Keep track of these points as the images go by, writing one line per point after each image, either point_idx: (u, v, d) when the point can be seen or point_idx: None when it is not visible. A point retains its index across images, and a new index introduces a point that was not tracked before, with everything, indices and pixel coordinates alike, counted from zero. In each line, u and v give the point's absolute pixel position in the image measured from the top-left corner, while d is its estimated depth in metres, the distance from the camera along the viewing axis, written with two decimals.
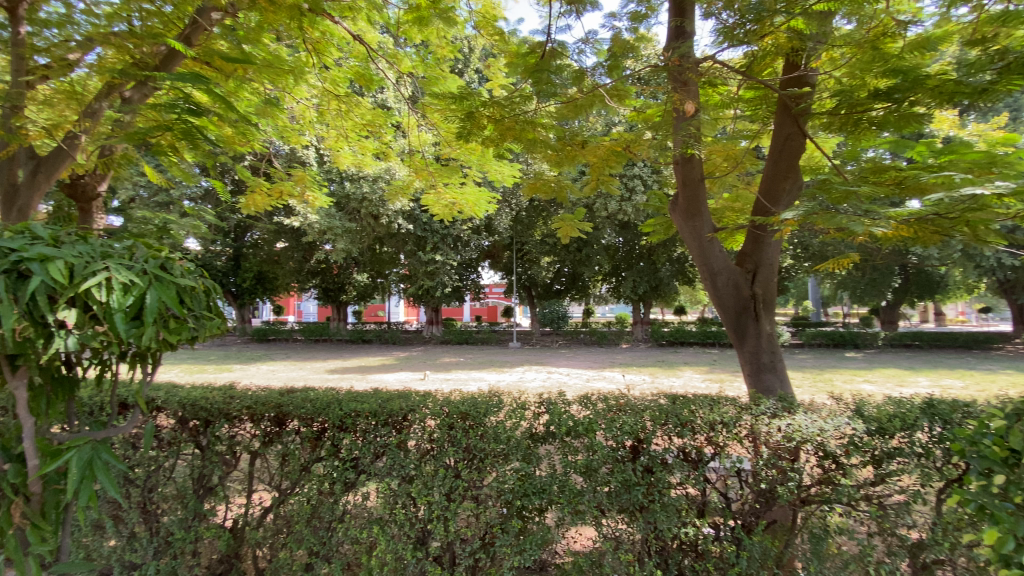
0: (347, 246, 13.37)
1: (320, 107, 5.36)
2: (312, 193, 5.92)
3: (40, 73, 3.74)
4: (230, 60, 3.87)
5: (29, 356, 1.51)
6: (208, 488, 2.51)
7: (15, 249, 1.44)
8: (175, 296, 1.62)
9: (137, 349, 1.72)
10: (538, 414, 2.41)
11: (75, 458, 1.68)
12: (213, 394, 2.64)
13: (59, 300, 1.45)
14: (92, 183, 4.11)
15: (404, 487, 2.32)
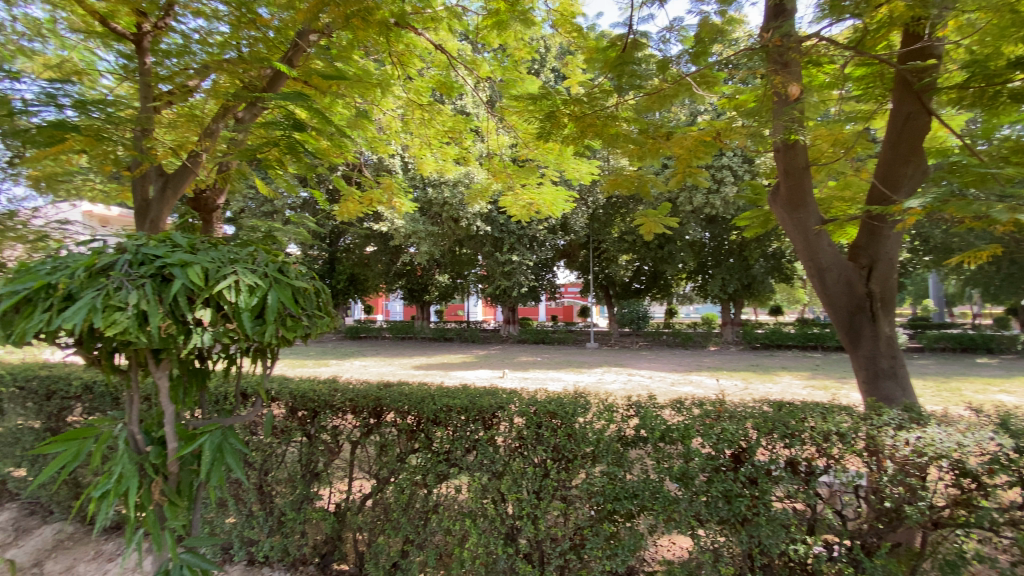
0: (429, 249, 13.94)
1: (405, 117, 5.61)
2: (398, 199, 6.20)
3: (168, 101, 4.25)
4: (325, 78, 4.20)
5: (171, 351, 1.69)
6: (314, 474, 2.69)
7: (160, 256, 1.63)
8: (291, 297, 1.78)
9: (259, 345, 1.89)
10: (628, 417, 2.33)
11: (209, 443, 1.88)
12: (319, 387, 2.84)
13: (197, 300, 1.61)
14: (213, 196, 4.59)
15: (493, 483, 2.36)
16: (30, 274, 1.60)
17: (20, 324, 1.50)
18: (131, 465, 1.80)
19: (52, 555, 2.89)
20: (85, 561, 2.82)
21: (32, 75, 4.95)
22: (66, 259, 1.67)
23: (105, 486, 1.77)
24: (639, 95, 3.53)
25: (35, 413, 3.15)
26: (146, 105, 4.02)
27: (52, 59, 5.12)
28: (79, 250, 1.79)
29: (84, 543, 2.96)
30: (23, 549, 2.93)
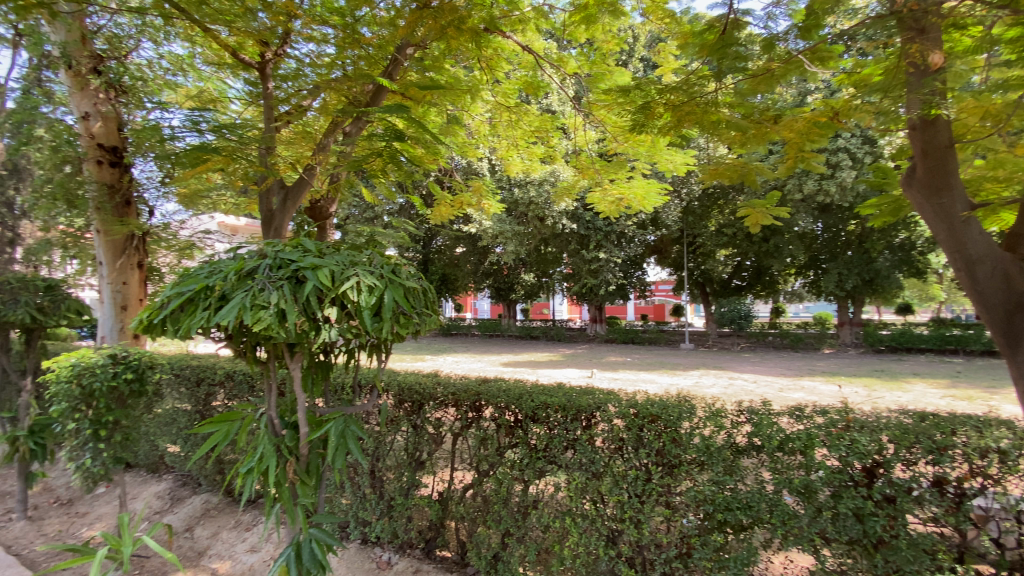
0: (516, 248, 14.12)
1: (493, 120, 5.74)
2: (487, 201, 6.35)
3: (286, 120, 4.71)
4: (421, 88, 4.43)
5: (303, 345, 1.87)
6: (419, 463, 2.84)
7: (294, 260, 1.82)
8: (404, 296, 1.91)
9: (374, 341, 2.04)
10: (739, 422, 2.18)
11: (334, 429, 2.07)
12: (423, 380, 3.00)
13: (325, 299, 1.77)
14: (326, 205, 5.15)
15: (593, 483, 2.34)
16: (192, 277, 1.85)
17: (186, 320, 1.74)
18: (271, 446, 2.02)
19: (201, 521, 3.33)
20: (227, 528, 3.21)
21: (178, 105, 5.72)
22: (219, 263, 1.91)
23: (250, 463, 1.99)
24: (742, 78, 3.30)
25: (186, 397, 3.66)
26: (270, 125, 4.49)
27: (191, 90, 5.89)
28: (227, 255, 2.04)
29: (226, 513, 3.38)
30: (180, 515, 3.41)
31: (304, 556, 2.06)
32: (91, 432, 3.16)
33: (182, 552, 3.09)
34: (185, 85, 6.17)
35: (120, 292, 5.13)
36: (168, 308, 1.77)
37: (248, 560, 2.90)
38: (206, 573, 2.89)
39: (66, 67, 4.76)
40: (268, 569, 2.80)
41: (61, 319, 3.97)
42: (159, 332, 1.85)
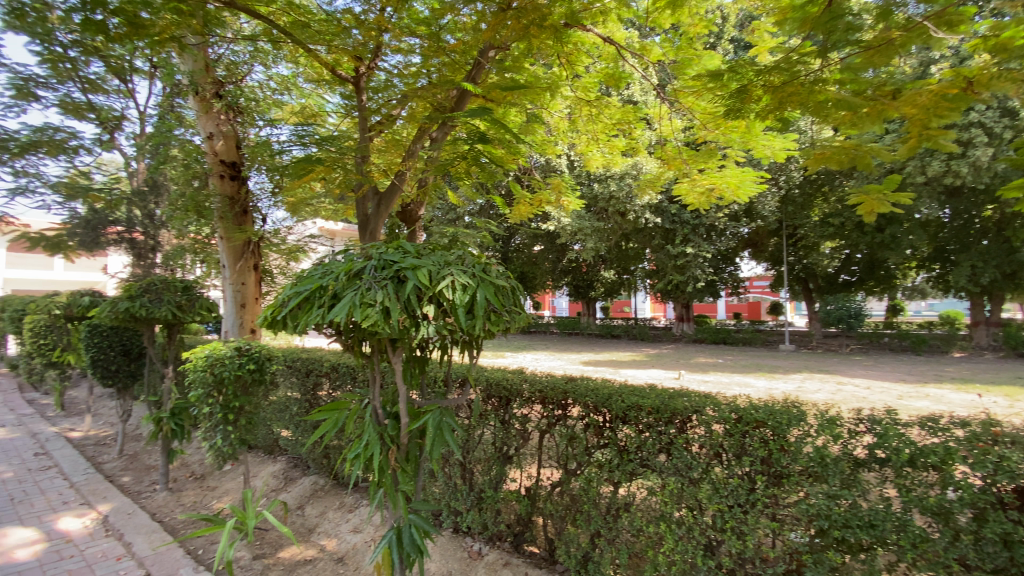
0: (595, 245, 13.91)
1: (572, 116, 5.69)
2: (566, 197, 6.30)
3: (378, 130, 5.01)
4: (502, 89, 4.51)
5: (405, 341, 1.97)
6: (507, 457, 2.89)
7: (396, 261, 1.93)
8: (496, 293, 1.96)
9: (468, 338, 2.11)
10: (858, 432, 1.99)
11: (432, 421, 2.15)
12: (510, 376, 3.05)
13: (424, 298, 1.86)
14: (415, 207, 5.41)
15: (690, 489, 2.25)
16: (308, 278, 2.02)
17: (303, 316, 1.91)
18: (375, 434, 2.15)
19: (311, 501, 3.64)
20: (333, 509, 3.48)
21: (285, 122, 6.31)
22: (330, 264, 2.07)
23: (357, 450, 2.14)
24: (854, 51, 3.00)
25: (296, 386, 4.03)
26: (364, 135, 4.80)
27: (295, 107, 6.46)
28: (337, 257, 2.21)
29: (332, 495, 3.66)
30: (292, 494, 3.75)
31: (405, 540, 2.15)
32: (221, 416, 3.56)
33: (295, 527, 3.40)
34: (290, 103, 6.77)
35: (240, 291, 5.74)
36: (289, 306, 1.94)
37: (352, 539, 3.13)
38: (316, 548, 3.15)
39: (194, 94, 5.38)
40: (369, 549, 3.00)
41: (196, 315, 4.54)
42: (280, 327, 2.04)
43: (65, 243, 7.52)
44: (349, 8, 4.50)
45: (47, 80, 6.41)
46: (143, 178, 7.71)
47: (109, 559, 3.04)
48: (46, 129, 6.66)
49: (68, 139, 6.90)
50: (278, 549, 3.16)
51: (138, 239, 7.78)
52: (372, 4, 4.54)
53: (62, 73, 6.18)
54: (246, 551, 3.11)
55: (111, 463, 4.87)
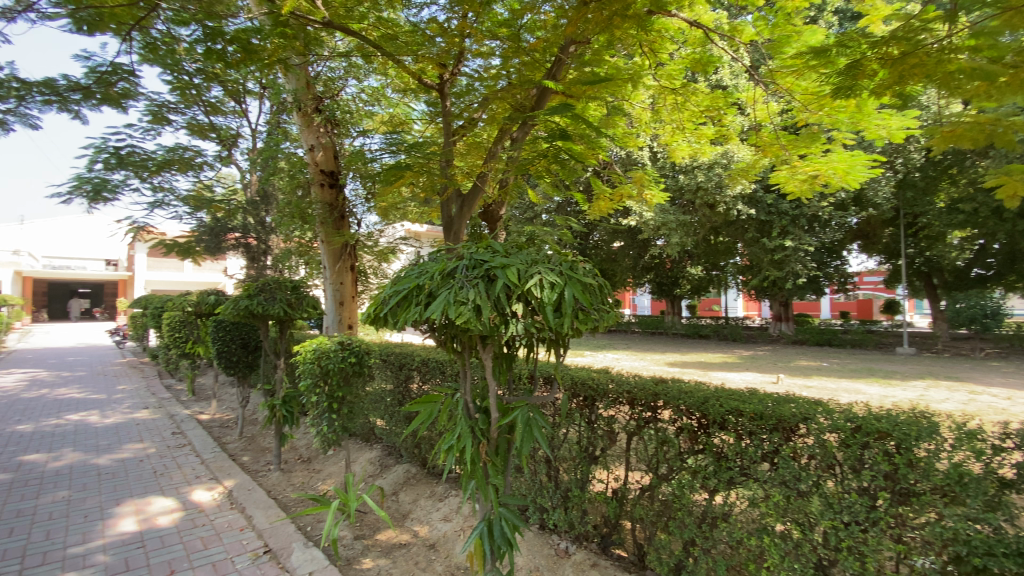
0: (681, 239, 13.26)
1: (656, 106, 5.49)
2: (649, 190, 6.07)
3: (461, 133, 5.17)
4: (584, 84, 4.43)
5: (495, 339, 2.01)
6: (593, 458, 2.85)
7: (486, 260, 1.96)
8: (583, 292, 1.93)
9: (556, 336, 2.11)
10: (1006, 449, 1.80)
11: (521, 418, 2.17)
12: (596, 375, 3.00)
13: (513, 296, 1.88)
14: (496, 208, 5.51)
15: (798, 502, 2.08)
16: (406, 277, 2.12)
17: (402, 314, 2.02)
18: (466, 428, 2.20)
19: (404, 488, 3.84)
20: (425, 497, 3.66)
21: (376, 130, 6.70)
22: (425, 264, 2.16)
23: (450, 442, 2.21)
24: (989, 12, 2.59)
25: (390, 379, 4.28)
26: (448, 139, 4.95)
27: (384, 116, 6.84)
28: (430, 257, 2.30)
29: (423, 484, 3.84)
30: (387, 480, 3.99)
31: (496, 532, 2.20)
32: (327, 405, 3.87)
33: (390, 512, 3.60)
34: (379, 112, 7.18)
35: (338, 290, 6.19)
36: (389, 304, 2.06)
37: (443, 527, 3.26)
38: (410, 533, 3.32)
39: (297, 109, 5.86)
40: (460, 538, 3.11)
41: (304, 312, 4.97)
42: (382, 323, 2.17)
43: (194, 248, 8.55)
44: (434, 16, 4.65)
45: (178, 106, 7.36)
46: (255, 189, 8.57)
47: (234, 529, 3.42)
48: (178, 149, 7.63)
49: (195, 157, 7.85)
50: (376, 531, 3.37)
51: (252, 244, 8.65)
52: (455, 11, 4.65)
53: (189, 98, 7.08)
54: (349, 531, 3.35)
55: (234, 443, 5.48)
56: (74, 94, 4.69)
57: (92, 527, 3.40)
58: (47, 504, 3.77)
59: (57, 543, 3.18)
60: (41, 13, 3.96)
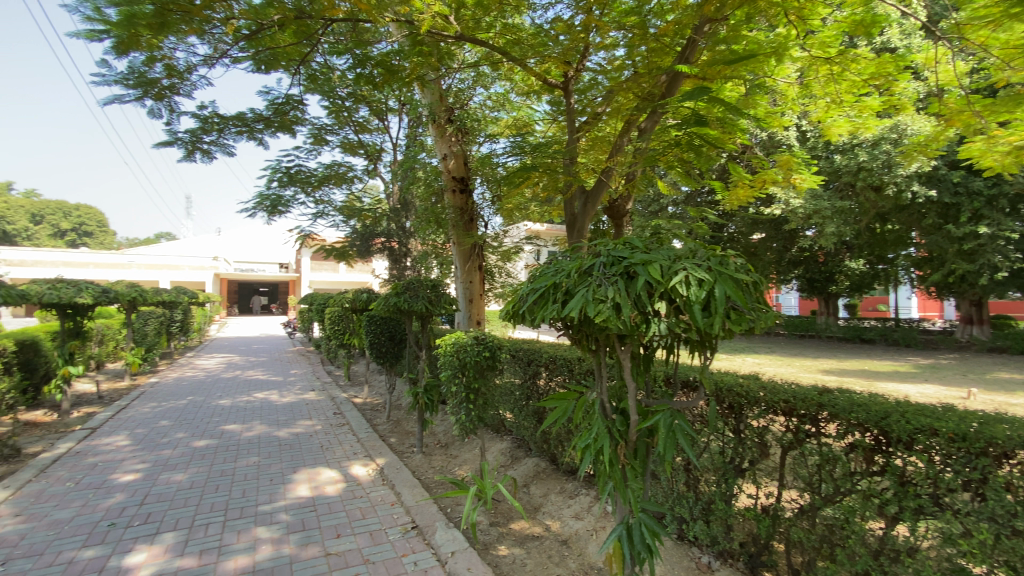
0: (837, 229, 11.63)
1: (805, 80, 4.88)
2: (798, 174, 5.42)
3: (586, 130, 5.13)
4: (721, 64, 4.09)
5: (635, 338, 1.93)
6: (740, 471, 2.61)
7: (626, 257, 1.88)
8: (737, 290, 1.77)
9: (702, 337, 1.97)
10: None
11: (663, 421, 2.04)
12: (743, 381, 2.75)
13: (656, 293, 1.78)
14: (623, 202, 5.33)
15: (1013, 542, 1.77)
16: (542, 275, 2.12)
17: (540, 311, 2.02)
18: (603, 428, 2.12)
19: (535, 481, 3.93)
20: (555, 492, 3.70)
21: (503, 134, 6.94)
22: (560, 262, 2.13)
23: (587, 440, 2.14)
24: None
25: (519, 374, 4.39)
26: (572, 136, 4.93)
27: (509, 119, 7.04)
28: (565, 255, 2.28)
29: (553, 479, 3.89)
30: (518, 472, 4.10)
31: (635, 537, 2.09)
32: (464, 395, 4.10)
33: (523, 503, 3.70)
34: (504, 116, 7.41)
35: (468, 288, 6.54)
36: (527, 302, 2.08)
37: (575, 525, 3.27)
38: (542, 526, 3.38)
39: (432, 121, 6.27)
40: (593, 538, 3.08)
41: (442, 309, 5.33)
42: (520, 320, 2.21)
43: (348, 252, 9.65)
44: (559, 15, 4.66)
45: (334, 128, 8.39)
46: (397, 197, 9.41)
47: (385, 503, 3.80)
48: (334, 165, 8.70)
49: (347, 171, 8.88)
50: (510, 520, 3.49)
51: (396, 247, 9.49)
52: (581, 7, 4.55)
53: (343, 120, 8.02)
54: (485, 517, 3.52)
55: (383, 426, 6.09)
56: (258, 124, 5.58)
57: (277, 490, 4.03)
58: (244, 467, 4.55)
59: (252, 500, 3.83)
60: (233, 58, 4.78)
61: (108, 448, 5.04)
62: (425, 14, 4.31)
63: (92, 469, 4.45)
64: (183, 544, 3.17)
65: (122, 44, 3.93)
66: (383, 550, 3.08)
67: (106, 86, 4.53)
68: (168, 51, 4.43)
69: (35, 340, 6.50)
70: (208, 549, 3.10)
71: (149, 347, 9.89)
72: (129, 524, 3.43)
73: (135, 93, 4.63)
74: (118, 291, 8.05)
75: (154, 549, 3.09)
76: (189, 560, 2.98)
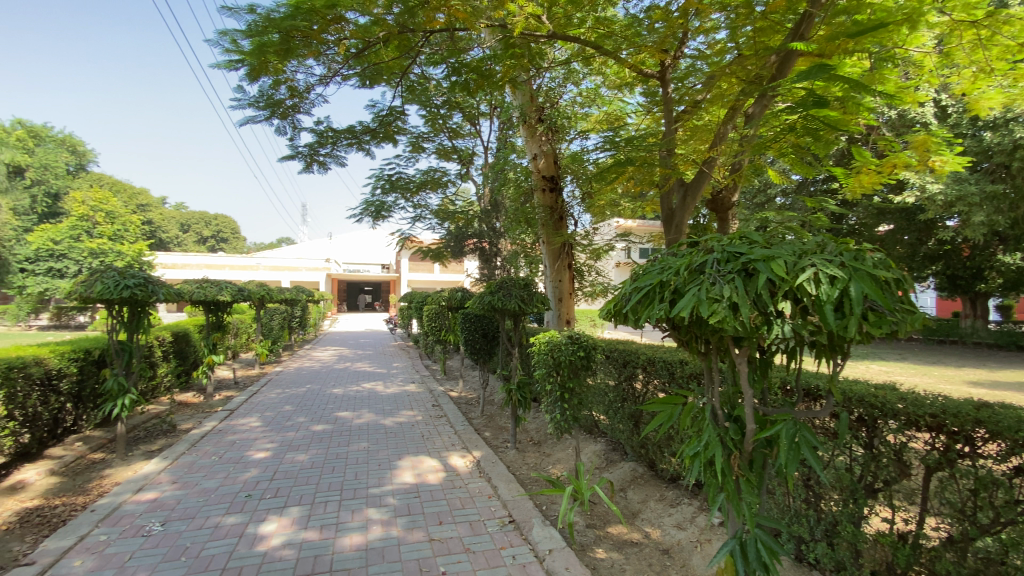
0: (987, 218, 10.00)
1: (947, 47, 4.23)
2: (936, 155, 4.73)
3: (683, 120, 4.89)
4: (843, 38, 3.66)
5: (754, 340, 1.79)
6: (872, 491, 2.35)
7: (743, 253, 1.75)
8: (877, 288, 1.58)
9: (831, 341, 1.79)
10: None
11: (784, 431, 1.88)
12: (876, 390, 2.46)
13: (780, 292, 1.64)
14: (728, 195, 4.93)
15: None
16: (647, 273, 2.04)
17: (645, 311, 1.94)
18: (715, 436, 2.00)
19: (632, 486, 3.83)
20: (655, 499, 3.58)
21: (594, 131, 6.83)
22: (667, 260, 2.03)
23: (696, 448, 2.02)
24: None
25: (613, 374, 4.29)
26: (670, 127, 4.72)
27: (600, 115, 6.93)
28: (669, 252, 2.18)
29: (652, 486, 3.78)
30: (614, 475, 4.03)
31: (750, 555, 1.94)
32: (559, 394, 4.10)
33: (620, 507, 3.62)
34: (594, 112, 7.28)
35: (558, 287, 6.52)
36: (631, 300, 2.02)
37: (677, 535, 3.13)
38: (641, 533, 3.28)
39: (523, 122, 6.33)
40: (697, 550, 2.93)
41: (534, 308, 5.37)
42: (623, 319, 2.15)
43: (444, 252, 10.09)
44: (654, 3, 4.48)
45: (430, 136, 8.81)
46: (488, 199, 9.66)
47: (483, 495, 3.92)
48: (430, 171, 9.15)
49: (443, 175, 9.29)
50: (607, 523, 3.42)
51: (488, 247, 9.75)
52: None
53: (438, 127, 8.40)
54: (582, 518, 3.49)
55: (478, 420, 6.29)
56: (366, 135, 6.04)
57: (385, 474, 4.33)
58: (355, 451, 4.95)
59: (363, 482, 4.14)
60: (343, 76, 5.20)
61: (243, 429, 5.73)
62: (518, 17, 4.35)
63: (232, 446, 5.09)
64: (306, 518, 3.51)
65: (254, 71, 4.43)
66: (482, 541, 3.18)
67: (242, 109, 5.15)
68: (290, 74, 4.91)
69: (186, 332, 7.57)
70: (328, 525, 3.40)
71: (275, 339, 11.13)
72: (262, 496, 3.88)
73: (265, 113, 5.21)
74: (250, 290, 9.14)
75: (283, 521, 3.46)
76: (312, 533, 3.29)
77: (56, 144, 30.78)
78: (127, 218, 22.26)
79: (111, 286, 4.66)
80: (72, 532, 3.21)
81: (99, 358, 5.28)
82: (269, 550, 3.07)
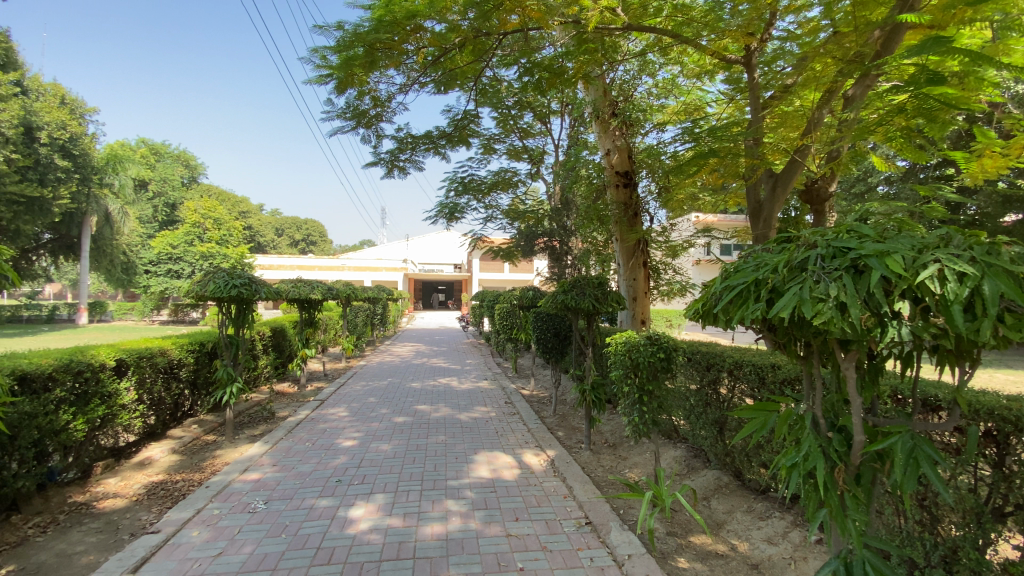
0: None
1: None
2: None
3: (771, 106, 4.58)
4: (961, 6, 3.26)
5: (864, 344, 1.64)
6: (1005, 515, 2.08)
7: (852, 248, 1.60)
8: (1018, 286, 1.38)
9: (958, 346, 1.60)
10: None
11: (900, 444, 1.70)
12: (1010, 402, 2.16)
13: (896, 291, 1.49)
14: (825, 185, 4.55)
15: None
16: (739, 271, 1.92)
17: (738, 311, 1.83)
18: (816, 446, 1.85)
19: (716, 495, 3.66)
20: (741, 511, 3.40)
21: (670, 123, 6.58)
22: (762, 257, 1.90)
23: (794, 458, 1.88)
24: None
25: (695, 377, 4.11)
26: (756, 115, 4.43)
27: (677, 107, 6.65)
28: (762, 248, 2.04)
29: (738, 496, 3.59)
30: (697, 483, 3.87)
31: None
32: (637, 395, 3.99)
33: (703, 516, 3.47)
34: (670, 104, 7.00)
35: (632, 286, 6.36)
36: (721, 300, 1.91)
37: (767, 549, 2.95)
38: (727, 545, 3.11)
39: (596, 118, 6.21)
40: (790, 567, 2.74)
41: (609, 306, 5.27)
42: (712, 319, 2.05)
43: (515, 251, 10.19)
44: None
45: (502, 137, 8.92)
46: (559, 197, 9.61)
47: (558, 494, 3.91)
48: (502, 171, 9.26)
49: (514, 175, 9.37)
50: (689, 533, 3.29)
51: (558, 245, 9.70)
52: None
53: (510, 127, 8.50)
54: (662, 524, 3.38)
55: (551, 418, 6.30)
56: (442, 139, 6.27)
57: (462, 468, 4.46)
58: (434, 444, 5.14)
59: (442, 474, 4.29)
60: (421, 83, 5.41)
61: (332, 418, 6.15)
62: (592, 11, 4.27)
63: (323, 434, 5.48)
64: (391, 506, 3.70)
65: (341, 83, 4.72)
66: (559, 540, 3.17)
67: (331, 120, 5.51)
68: (373, 85, 5.18)
69: (282, 327, 8.26)
70: (410, 513, 3.56)
71: (358, 335, 11.84)
72: (350, 482, 4.14)
73: (351, 123, 5.55)
74: (337, 288, 9.80)
75: (369, 506, 3.67)
76: (396, 520, 3.47)
77: (173, 159, 34.87)
78: (231, 224, 24.63)
79: (222, 285, 5.21)
80: (190, 505, 3.61)
81: (211, 350, 5.91)
82: (358, 534, 3.27)
